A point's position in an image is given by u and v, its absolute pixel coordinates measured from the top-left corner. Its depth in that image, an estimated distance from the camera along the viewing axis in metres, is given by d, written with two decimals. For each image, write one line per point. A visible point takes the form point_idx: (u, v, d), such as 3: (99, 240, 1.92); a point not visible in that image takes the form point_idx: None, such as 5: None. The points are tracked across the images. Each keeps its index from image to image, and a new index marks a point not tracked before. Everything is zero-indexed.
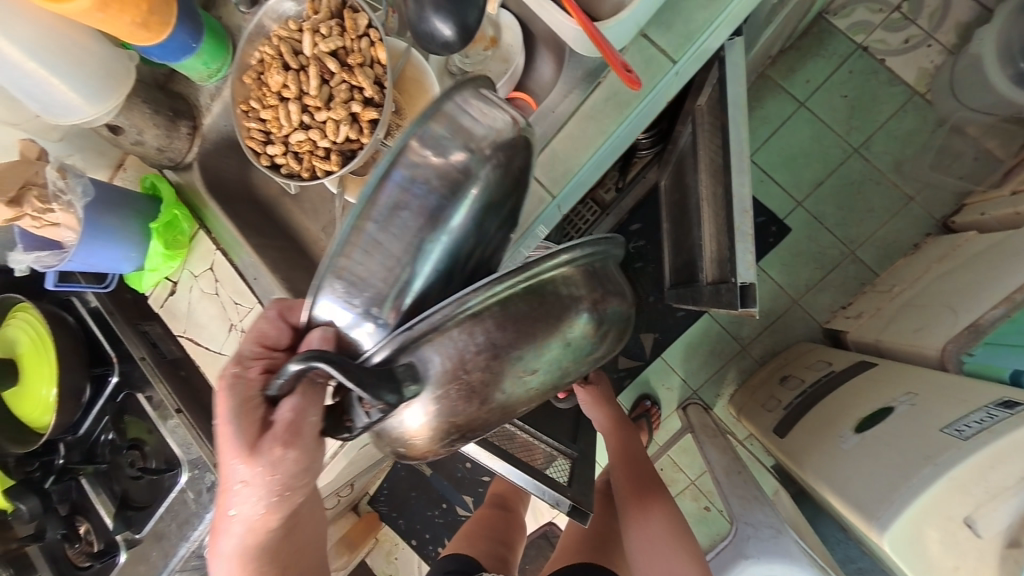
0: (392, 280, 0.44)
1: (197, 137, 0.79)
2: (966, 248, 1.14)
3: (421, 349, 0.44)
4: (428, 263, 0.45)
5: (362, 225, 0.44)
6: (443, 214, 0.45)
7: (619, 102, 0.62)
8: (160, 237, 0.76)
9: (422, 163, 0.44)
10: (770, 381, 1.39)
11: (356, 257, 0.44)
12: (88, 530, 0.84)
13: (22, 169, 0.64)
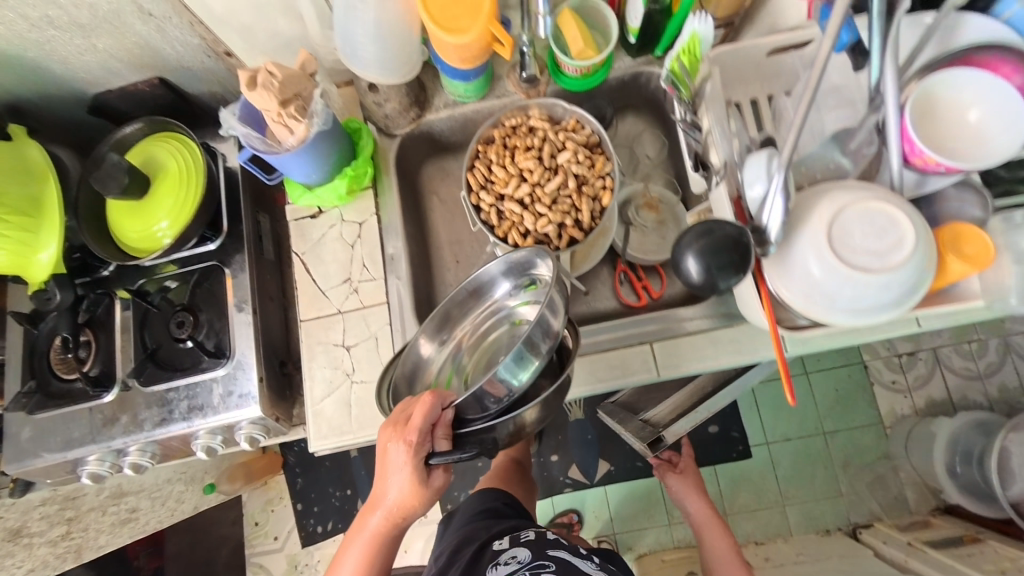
0: (492, 387, 0.60)
1: (416, 122, 0.86)
2: (863, 562, 1.27)
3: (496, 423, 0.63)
4: (516, 378, 0.61)
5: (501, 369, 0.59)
6: (531, 354, 0.60)
7: (736, 345, 0.75)
8: (345, 180, 0.80)
9: (537, 331, 0.59)
10: (677, 565, 1.41)
11: (491, 383, 0.60)
12: (90, 348, 0.82)
13: (299, 81, 0.68)
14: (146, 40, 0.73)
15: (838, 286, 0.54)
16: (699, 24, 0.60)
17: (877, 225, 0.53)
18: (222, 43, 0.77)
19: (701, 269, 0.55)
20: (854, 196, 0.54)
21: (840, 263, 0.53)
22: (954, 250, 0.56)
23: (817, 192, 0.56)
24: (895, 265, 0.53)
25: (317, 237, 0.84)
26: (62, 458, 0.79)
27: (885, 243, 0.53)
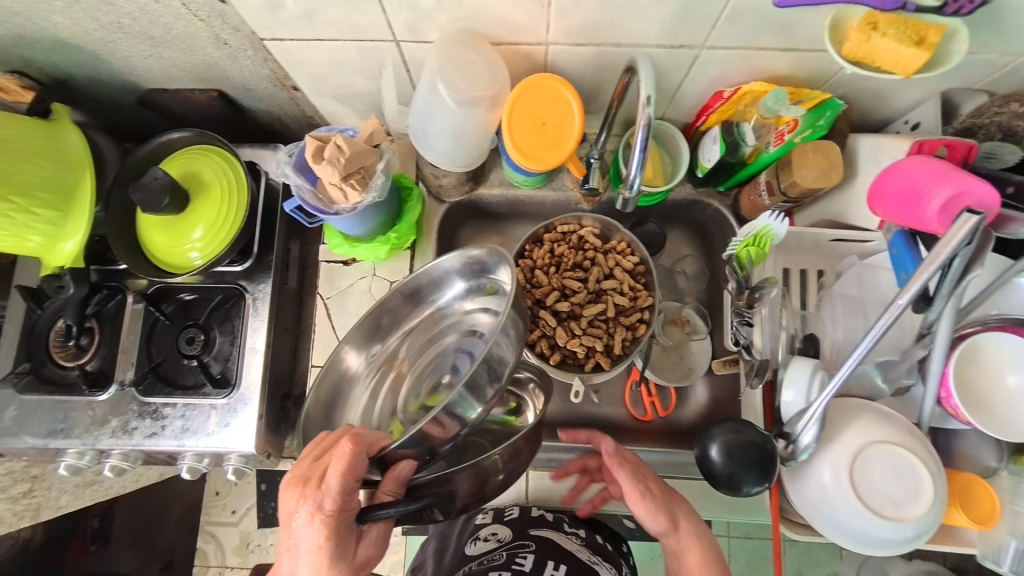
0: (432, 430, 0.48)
1: (469, 193, 0.86)
2: None
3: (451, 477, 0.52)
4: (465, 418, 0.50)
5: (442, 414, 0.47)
6: (481, 392, 0.49)
7: (729, 501, 0.77)
8: (385, 242, 0.79)
9: (488, 368, 0.49)
10: None
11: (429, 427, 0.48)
12: (92, 342, 0.80)
13: (364, 156, 0.67)
14: (214, 61, 0.73)
15: (845, 513, 0.53)
16: (775, 221, 0.59)
17: (899, 471, 0.53)
18: (292, 79, 0.76)
19: (723, 454, 0.53)
20: (881, 432, 0.54)
21: (851, 495, 0.53)
22: (966, 509, 0.59)
23: (848, 412, 0.56)
24: (902, 515, 0.52)
25: (344, 285, 0.82)
26: (42, 445, 0.78)
27: (899, 489, 0.53)
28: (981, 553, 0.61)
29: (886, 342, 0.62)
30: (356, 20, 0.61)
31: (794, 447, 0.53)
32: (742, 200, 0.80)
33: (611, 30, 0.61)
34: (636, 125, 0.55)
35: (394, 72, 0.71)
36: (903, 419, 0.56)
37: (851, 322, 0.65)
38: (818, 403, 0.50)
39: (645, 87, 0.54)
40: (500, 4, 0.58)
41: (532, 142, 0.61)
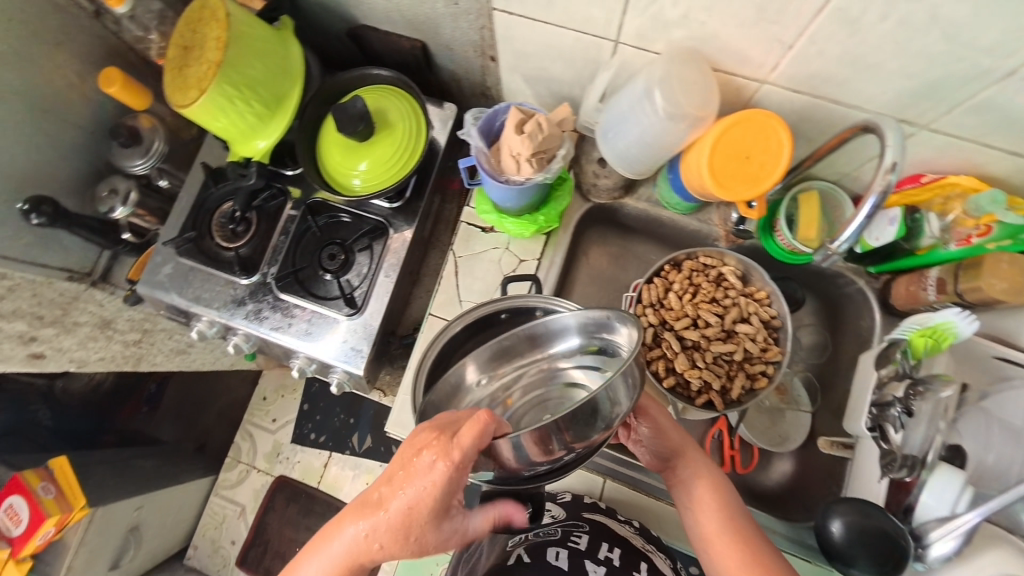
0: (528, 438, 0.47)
1: (614, 200, 0.88)
2: None
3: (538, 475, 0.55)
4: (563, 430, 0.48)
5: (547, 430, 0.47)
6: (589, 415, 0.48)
7: None
8: (529, 223, 0.83)
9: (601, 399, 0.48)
10: None
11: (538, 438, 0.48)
12: (249, 230, 0.89)
13: (552, 138, 0.70)
14: (434, 16, 0.79)
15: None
16: (962, 320, 0.56)
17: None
18: (494, 49, 0.81)
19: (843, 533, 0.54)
20: None
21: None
22: None
23: (989, 537, 0.54)
24: None
25: (478, 250, 0.87)
26: (184, 306, 0.87)
27: None
28: None
29: None
30: (592, 15, 0.64)
31: (920, 547, 0.53)
32: (894, 288, 0.77)
33: (837, 87, 0.61)
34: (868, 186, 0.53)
35: (597, 69, 0.74)
36: None
37: (993, 446, 0.61)
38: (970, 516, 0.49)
39: (891, 150, 0.52)
40: (741, 35, 0.59)
41: (729, 170, 0.61)
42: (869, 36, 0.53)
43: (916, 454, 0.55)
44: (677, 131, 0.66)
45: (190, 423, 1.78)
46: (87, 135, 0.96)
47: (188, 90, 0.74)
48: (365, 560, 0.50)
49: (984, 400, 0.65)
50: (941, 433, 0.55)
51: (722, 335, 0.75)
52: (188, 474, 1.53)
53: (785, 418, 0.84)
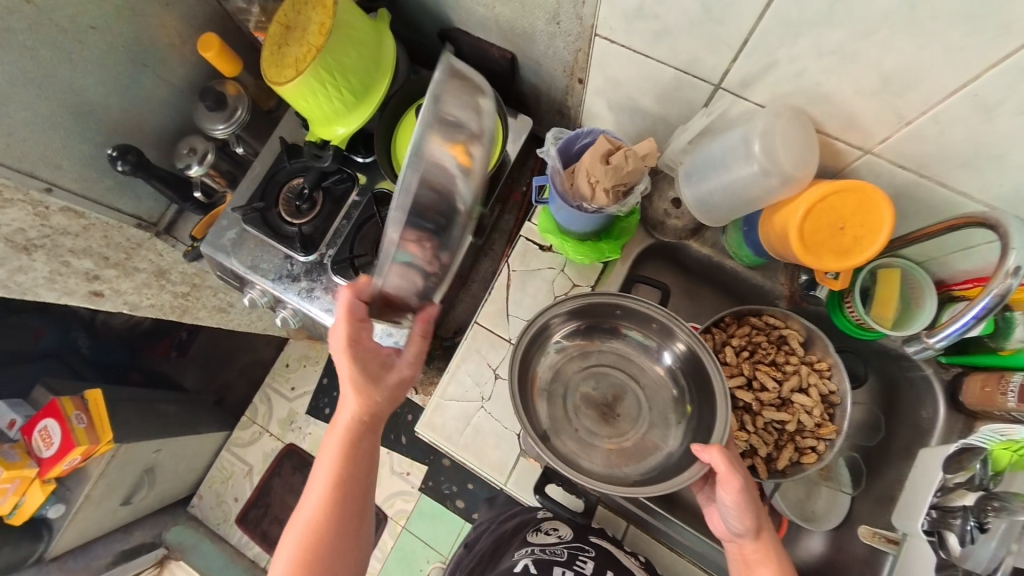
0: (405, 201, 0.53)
1: (679, 240, 0.85)
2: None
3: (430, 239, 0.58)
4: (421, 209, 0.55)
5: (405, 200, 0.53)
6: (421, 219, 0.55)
7: None
8: (589, 250, 0.82)
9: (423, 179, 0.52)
10: None
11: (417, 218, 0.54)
12: (313, 210, 0.90)
13: (635, 171, 0.68)
14: (532, 30, 0.79)
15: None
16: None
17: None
18: (585, 72, 0.80)
19: None
20: None
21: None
22: None
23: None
24: None
25: (533, 267, 0.87)
26: (241, 272, 0.89)
27: None
28: None
29: None
30: (700, 57, 0.63)
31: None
32: (964, 385, 0.72)
33: (949, 171, 0.58)
34: (984, 287, 0.50)
35: (690, 109, 0.72)
36: None
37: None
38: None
39: (1016, 255, 0.49)
40: (856, 102, 0.57)
41: (819, 237, 0.60)
42: (1003, 127, 0.50)
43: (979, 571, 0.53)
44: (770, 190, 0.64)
45: (213, 375, 1.83)
46: (177, 92, 1.00)
47: (286, 70, 0.76)
48: (335, 518, 0.62)
49: None
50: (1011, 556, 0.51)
51: (777, 401, 0.75)
52: (205, 425, 1.58)
53: (819, 495, 0.81)
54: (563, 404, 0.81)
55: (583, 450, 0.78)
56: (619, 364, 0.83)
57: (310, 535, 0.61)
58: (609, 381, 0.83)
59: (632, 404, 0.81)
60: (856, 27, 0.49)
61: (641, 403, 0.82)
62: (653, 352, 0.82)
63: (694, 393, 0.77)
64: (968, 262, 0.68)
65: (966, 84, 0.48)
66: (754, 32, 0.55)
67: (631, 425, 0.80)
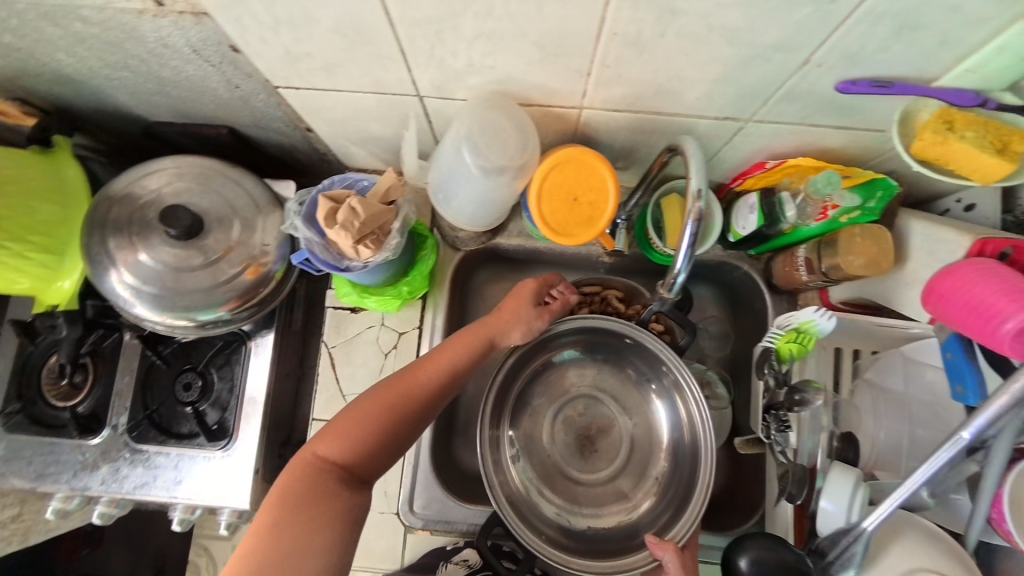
0: (179, 303, 0.69)
1: (486, 242, 0.82)
2: None
3: (221, 283, 0.70)
4: (187, 292, 0.69)
5: (189, 305, 0.69)
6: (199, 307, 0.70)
7: None
8: (394, 294, 0.76)
9: (162, 287, 0.68)
10: None
11: (199, 298, 0.70)
12: (84, 384, 0.76)
13: (380, 213, 0.63)
14: (225, 102, 0.69)
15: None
16: (822, 319, 0.56)
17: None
18: (305, 121, 0.72)
19: (750, 561, 0.53)
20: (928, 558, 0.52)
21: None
22: None
23: (888, 533, 0.55)
24: None
25: (352, 334, 0.79)
26: (30, 488, 0.74)
27: None
28: None
29: (921, 449, 0.60)
30: (380, 76, 0.57)
31: (857, 553, 0.49)
32: (777, 268, 0.76)
33: (655, 100, 0.57)
34: (687, 215, 0.51)
35: (417, 122, 0.67)
36: (940, 530, 0.55)
37: (886, 422, 0.62)
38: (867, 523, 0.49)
39: (698, 178, 0.50)
40: (537, 70, 0.54)
41: (562, 215, 0.61)
42: (660, 53, 0.49)
43: (807, 463, 0.56)
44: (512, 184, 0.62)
45: None
46: None
47: None
48: (418, 407, 0.62)
49: (869, 371, 0.66)
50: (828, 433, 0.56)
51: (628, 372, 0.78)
52: None
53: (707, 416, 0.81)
54: (546, 416, 0.82)
55: (547, 477, 0.79)
56: (616, 396, 0.82)
57: (388, 411, 0.60)
58: (598, 411, 0.82)
59: (616, 440, 0.80)
60: (476, 10, 0.46)
61: (624, 444, 0.80)
62: (651, 405, 0.80)
63: (678, 472, 0.75)
64: (725, 164, 0.71)
65: (602, 28, 0.46)
66: (402, 41, 0.51)
67: (606, 466, 0.79)
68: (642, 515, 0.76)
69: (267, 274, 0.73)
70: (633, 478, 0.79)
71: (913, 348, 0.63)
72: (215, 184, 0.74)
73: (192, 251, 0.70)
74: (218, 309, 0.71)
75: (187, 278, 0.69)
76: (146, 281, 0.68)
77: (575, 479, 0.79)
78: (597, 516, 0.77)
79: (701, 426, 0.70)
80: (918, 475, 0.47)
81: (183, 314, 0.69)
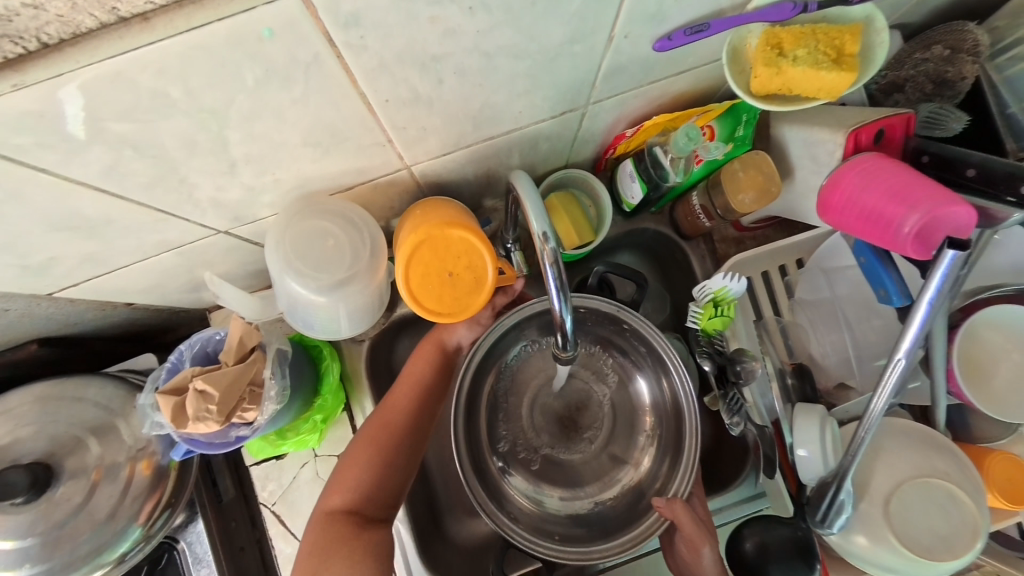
0: (74, 560, 0.59)
1: (387, 322, 0.74)
2: None
3: (113, 516, 0.60)
4: (78, 545, 0.59)
5: (91, 554, 0.60)
6: (100, 552, 0.60)
7: None
8: (311, 423, 0.69)
9: (46, 556, 0.58)
10: None
11: (97, 542, 0.60)
12: None
13: (239, 373, 0.54)
14: (9, 325, 0.56)
15: (889, 557, 0.52)
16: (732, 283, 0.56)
17: (938, 501, 0.51)
18: (119, 302, 0.59)
19: (754, 541, 0.53)
20: (910, 463, 0.53)
21: (889, 541, 0.51)
22: (999, 489, 0.55)
23: (870, 452, 0.54)
24: (961, 548, 0.50)
25: (288, 481, 0.72)
26: None
27: (947, 522, 0.51)
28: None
29: (867, 348, 0.61)
30: (157, 239, 0.46)
31: (844, 497, 0.49)
32: (681, 220, 0.72)
33: (479, 131, 0.49)
34: (542, 260, 0.44)
35: (240, 252, 0.56)
36: (920, 426, 0.55)
37: (827, 337, 0.62)
38: (844, 462, 0.48)
39: (538, 221, 0.43)
40: (329, 163, 0.44)
41: (429, 291, 0.49)
42: (450, 96, 0.40)
43: (769, 421, 0.56)
44: (364, 281, 0.52)
45: None
46: None
47: None
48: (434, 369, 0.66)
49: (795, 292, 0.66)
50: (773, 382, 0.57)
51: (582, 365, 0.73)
52: None
53: None
54: (523, 414, 0.73)
55: (542, 472, 0.72)
56: (591, 365, 0.73)
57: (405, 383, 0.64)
58: (572, 386, 0.73)
59: (597, 411, 0.73)
60: (207, 148, 0.35)
61: (607, 411, 0.73)
62: (629, 372, 0.72)
63: (663, 440, 0.68)
64: (588, 145, 0.64)
65: (367, 102, 0.37)
66: (148, 203, 0.40)
67: (594, 437, 0.73)
68: (643, 475, 0.69)
69: (163, 467, 0.64)
70: (620, 439, 0.72)
71: (823, 257, 0.63)
72: (56, 410, 0.62)
73: (60, 499, 0.59)
74: (133, 529, 0.61)
75: (70, 530, 0.59)
76: (17, 564, 0.58)
77: (567, 462, 0.72)
78: (600, 489, 0.71)
79: (679, 378, 0.64)
80: (874, 406, 0.46)
81: (88, 564, 0.60)
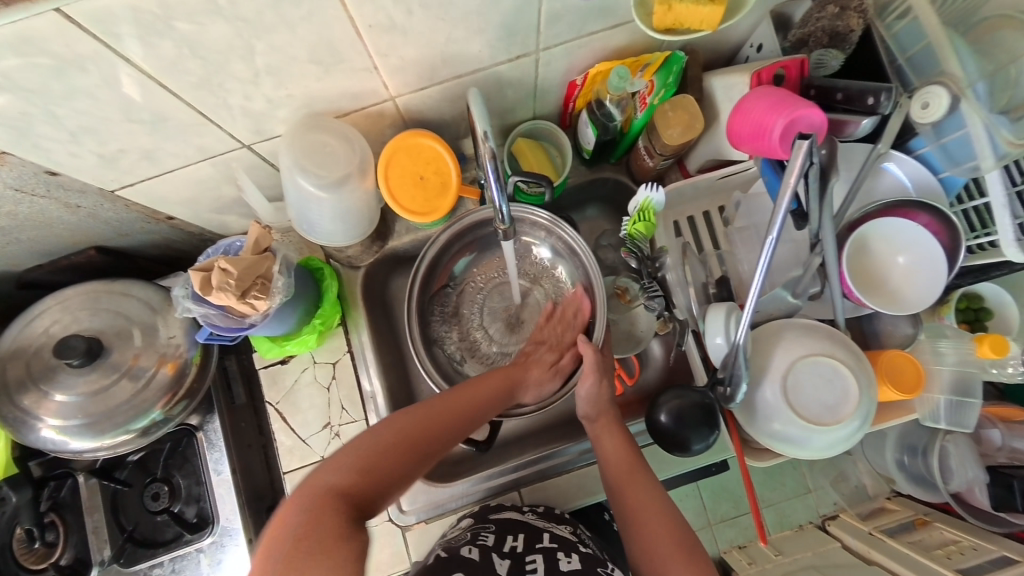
0: (111, 424, 0.71)
1: (380, 252, 0.85)
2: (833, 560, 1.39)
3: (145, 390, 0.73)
4: (114, 412, 0.72)
5: (122, 423, 0.72)
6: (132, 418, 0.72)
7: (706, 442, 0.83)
8: (312, 329, 0.81)
9: (90, 418, 0.71)
10: None
11: (129, 411, 0.72)
12: (60, 539, 0.78)
13: (255, 264, 0.67)
14: (78, 226, 0.71)
15: (790, 429, 0.61)
16: (653, 192, 0.69)
17: (825, 377, 0.61)
18: (163, 213, 0.73)
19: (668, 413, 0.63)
20: (804, 348, 0.62)
21: (787, 413, 0.61)
22: (895, 384, 0.64)
23: (774, 340, 0.64)
24: (844, 416, 0.60)
25: (290, 383, 0.85)
26: None
27: (833, 395, 0.61)
28: (921, 415, 0.66)
29: (782, 263, 0.70)
30: (198, 144, 0.60)
31: (742, 367, 0.58)
32: (633, 165, 0.84)
33: (448, 67, 0.62)
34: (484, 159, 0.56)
35: (259, 170, 0.70)
36: (820, 323, 0.65)
37: (750, 255, 0.72)
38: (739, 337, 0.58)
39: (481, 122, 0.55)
40: (329, 83, 0.57)
41: (404, 185, 0.64)
42: (419, 27, 0.53)
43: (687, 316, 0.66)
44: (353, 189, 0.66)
45: None
46: None
47: None
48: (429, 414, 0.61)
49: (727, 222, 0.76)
50: (692, 285, 0.67)
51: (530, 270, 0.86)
52: None
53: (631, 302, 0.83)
54: (477, 311, 0.86)
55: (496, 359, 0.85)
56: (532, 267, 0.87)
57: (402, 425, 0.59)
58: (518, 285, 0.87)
59: (542, 307, 0.87)
60: (239, 55, 0.49)
61: (548, 303, 0.86)
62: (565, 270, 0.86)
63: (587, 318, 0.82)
64: (548, 95, 0.77)
65: (356, 25, 0.50)
66: (194, 105, 0.54)
67: (540, 327, 0.86)
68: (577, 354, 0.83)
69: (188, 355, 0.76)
70: None
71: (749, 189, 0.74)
72: (107, 304, 0.76)
73: (104, 372, 0.73)
74: (155, 409, 0.73)
75: (110, 399, 0.72)
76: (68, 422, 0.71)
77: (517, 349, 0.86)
78: None
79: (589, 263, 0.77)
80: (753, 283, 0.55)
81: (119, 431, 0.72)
